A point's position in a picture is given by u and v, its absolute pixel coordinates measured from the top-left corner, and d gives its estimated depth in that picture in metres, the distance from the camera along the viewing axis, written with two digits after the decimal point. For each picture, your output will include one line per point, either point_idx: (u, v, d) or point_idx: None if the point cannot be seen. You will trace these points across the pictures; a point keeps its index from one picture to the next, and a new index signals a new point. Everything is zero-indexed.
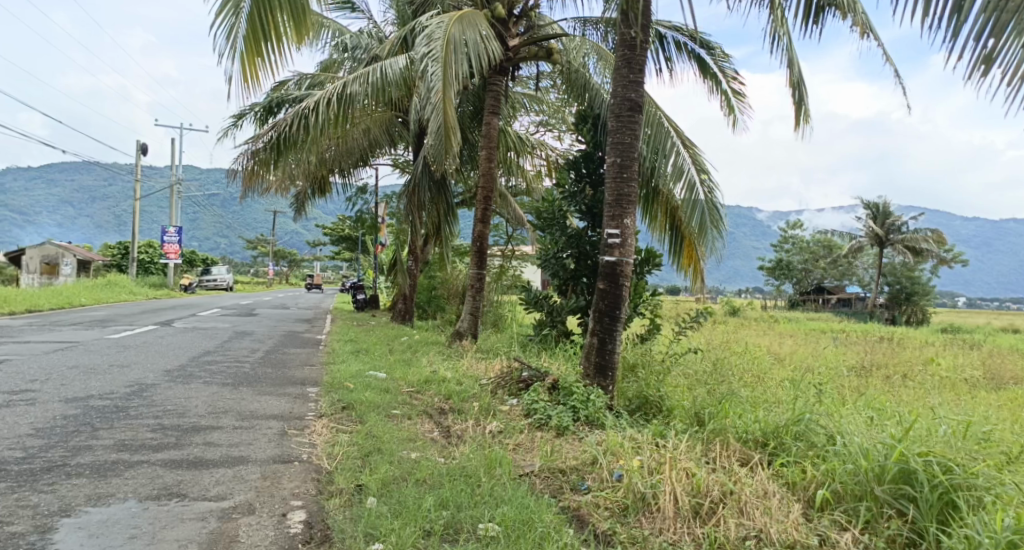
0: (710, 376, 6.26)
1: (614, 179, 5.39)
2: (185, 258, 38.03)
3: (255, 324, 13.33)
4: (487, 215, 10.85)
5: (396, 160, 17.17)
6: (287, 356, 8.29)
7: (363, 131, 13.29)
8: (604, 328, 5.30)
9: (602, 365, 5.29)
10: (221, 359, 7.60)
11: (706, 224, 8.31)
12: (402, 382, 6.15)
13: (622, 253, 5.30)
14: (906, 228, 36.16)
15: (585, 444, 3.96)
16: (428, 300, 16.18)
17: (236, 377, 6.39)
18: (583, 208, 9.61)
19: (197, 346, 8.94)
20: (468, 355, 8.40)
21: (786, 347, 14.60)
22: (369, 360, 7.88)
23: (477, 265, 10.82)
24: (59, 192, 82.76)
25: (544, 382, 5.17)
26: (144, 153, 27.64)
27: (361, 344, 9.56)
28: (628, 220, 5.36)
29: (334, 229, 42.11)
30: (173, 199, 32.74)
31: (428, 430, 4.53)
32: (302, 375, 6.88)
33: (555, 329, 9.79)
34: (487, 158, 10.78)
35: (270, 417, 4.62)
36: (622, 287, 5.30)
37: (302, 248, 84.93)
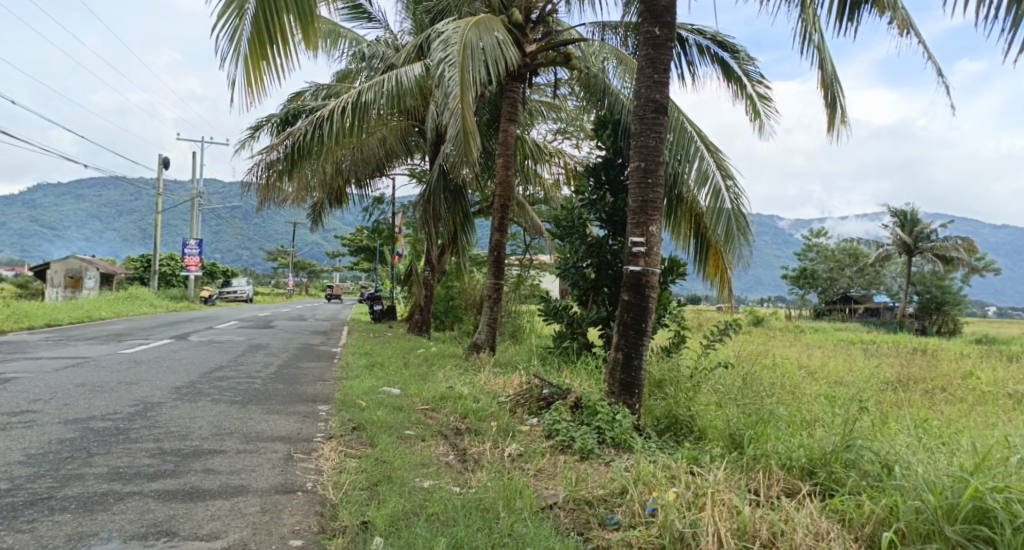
0: (742, 392, 5.93)
1: (637, 184, 5.08)
2: (207, 270, 38.31)
3: (271, 336, 13.19)
4: (505, 224, 10.59)
5: (414, 170, 17.02)
6: (301, 371, 8.09)
7: (379, 140, 13.10)
8: (629, 342, 4.99)
9: (627, 381, 4.97)
10: (232, 375, 7.43)
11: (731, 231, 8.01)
12: (416, 399, 5.90)
13: (648, 262, 4.98)
14: (934, 236, 35.34)
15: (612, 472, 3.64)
16: (447, 311, 15.93)
17: (245, 395, 6.21)
18: (603, 215, 9.36)
19: (210, 360, 8.79)
20: (486, 369, 8.12)
21: (816, 359, 14.14)
22: (384, 374, 7.65)
23: (495, 275, 10.53)
24: (86, 206, 84.12)
25: (566, 400, 4.86)
26: (165, 166, 27.88)
27: (377, 358, 9.33)
28: (654, 228, 5.05)
29: (354, 241, 42.20)
30: (195, 212, 33.00)
31: (442, 453, 4.26)
32: (313, 391, 6.67)
33: (576, 341, 9.46)
34: (505, 166, 10.53)
35: (275, 439, 4.41)
36: (648, 299, 4.98)
37: (323, 259, 85.42)
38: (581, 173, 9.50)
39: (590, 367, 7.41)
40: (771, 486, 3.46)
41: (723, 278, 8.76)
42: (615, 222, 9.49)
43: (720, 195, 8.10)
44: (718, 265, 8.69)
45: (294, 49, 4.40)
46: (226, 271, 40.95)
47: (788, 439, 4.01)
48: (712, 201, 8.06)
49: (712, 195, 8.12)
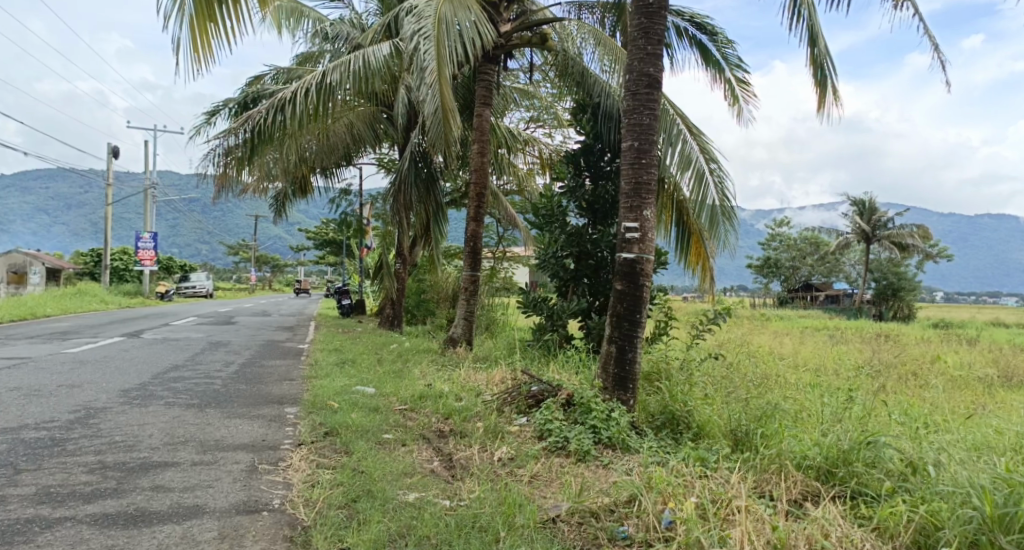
0: (736, 384, 5.67)
1: (629, 165, 4.73)
2: (164, 265, 37.15)
3: (232, 333, 12.61)
4: (480, 213, 10.22)
5: (381, 160, 16.54)
6: (266, 370, 7.62)
7: (345, 127, 12.58)
8: (623, 334, 4.66)
9: (622, 376, 4.65)
10: (189, 376, 6.92)
11: (716, 216, 7.71)
12: (393, 399, 5.51)
13: (643, 249, 4.66)
14: (893, 224, 36.00)
15: (617, 477, 3.30)
16: (418, 304, 15.50)
17: (202, 397, 5.75)
18: (583, 203, 9.17)
19: (167, 360, 8.24)
20: (464, 365, 7.75)
21: (789, 346, 14.10)
22: (356, 371, 7.24)
23: (471, 266, 10.16)
24: (35, 200, 81.17)
25: (557, 397, 4.51)
26: (117, 157, 26.84)
27: (347, 354, 8.89)
28: (648, 212, 4.71)
29: (317, 234, 41.39)
30: (149, 205, 31.88)
31: (426, 459, 3.89)
32: (279, 391, 6.24)
33: (556, 334, 9.12)
34: (478, 152, 10.14)
35: (236, 447, 3.99)
36: (642, 287, 4.65)
37: (285, 253, 83.87)
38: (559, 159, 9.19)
39: (575, 361, 7.08)
40: (792, 493, 3.10)
41: (705, 267, 8.57)
42: (594, 209, 9.18)
43: (704, 179, 7.85)
44: (700, 252, 8.51)
45: (243, 9, 4.12)
46: (184, 266, 39.76)
47: (801, 437, 3.69)
48: (695, 186, 7.81)
49: (696, 179, 7.87)
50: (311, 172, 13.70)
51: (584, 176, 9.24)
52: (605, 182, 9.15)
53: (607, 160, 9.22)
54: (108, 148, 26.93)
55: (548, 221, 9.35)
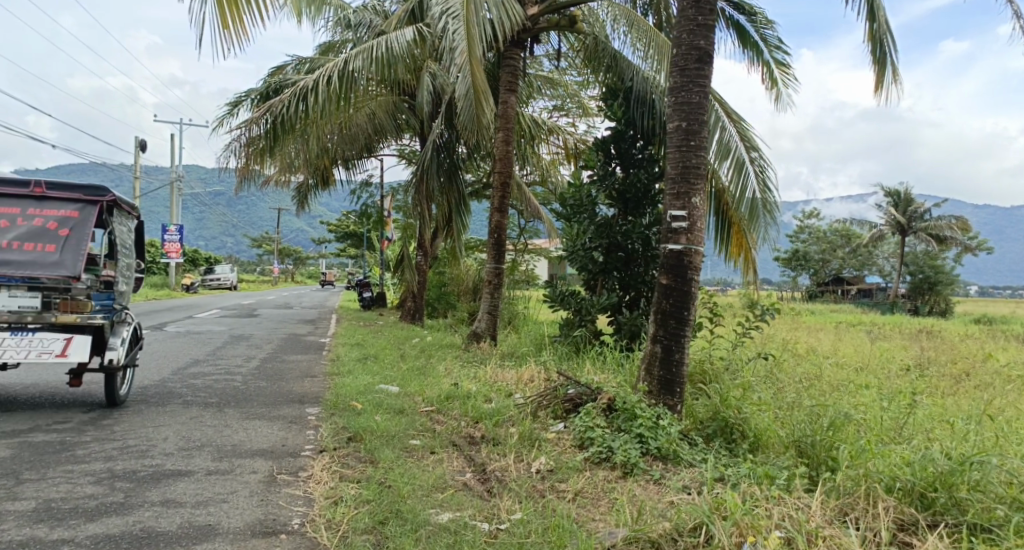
0: (785, 388, 5.28)
1: (676, 148, 4.34)
2: (189, 257, 37.33)
3: (254, 326, 12.41)
4: (506, 204, 9.87)
5: (403, 151, 16.26)
6: (288, 366, 7.37)
7: (368, 115, 12.29)
8: (668, 333, 4.29)
9: (667, 379, 4.28)
10: (209, 372, 6.69)
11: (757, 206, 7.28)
12: (419, 401, 5.21)
13: (691, 240, 4.28)
14: (927, 215, 35.04)
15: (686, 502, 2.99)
16: (440, 298, 15.21)
17: (222, 396, 5.49)
18: (614, 192, 8.75)
19: (188, 354, 8.02)
20: (491, 363, 7.44)
21: (824, 343, 13.61)
22: (380, 368, 6.97)
23: (495, 259, 9.80)
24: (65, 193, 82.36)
25: (596, 402, 4.15)
26: (142, 149, 26.90)
27: (371, 350, 8.61)
28: (697, 199, 4.33)
29: (340, 226, 41.35)
30: (174, 197, 31.97)
31: (457, 469, 3.58)
32: (301, 389, 5.97)
33: (584, 329, 8.71)
34: (504, 140, 9.79)
35: (254, 453, 3.70)
36: (690, 282, 4.27)
37: (308, 246, 84.24)
38: (589, 147, 8.83)
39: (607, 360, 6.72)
40: (886, 523, 2.78)
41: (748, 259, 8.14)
42: (626, 199, 8.78)
43: (745, 169, 7.44)
44: (742, 244, 8.09)
45: None
46: (209, 259, 39.95)
47: (891, 458, 3.41)
48: (735, 176, 7.40)
49: (736, 168, 7.45)
50: (333, 162, 13.44)
51: (616, 164, 8.85)
52: (638, 170, 8.73)
53: (640, 148, 8.82)
54: (134, 140, 27.00)
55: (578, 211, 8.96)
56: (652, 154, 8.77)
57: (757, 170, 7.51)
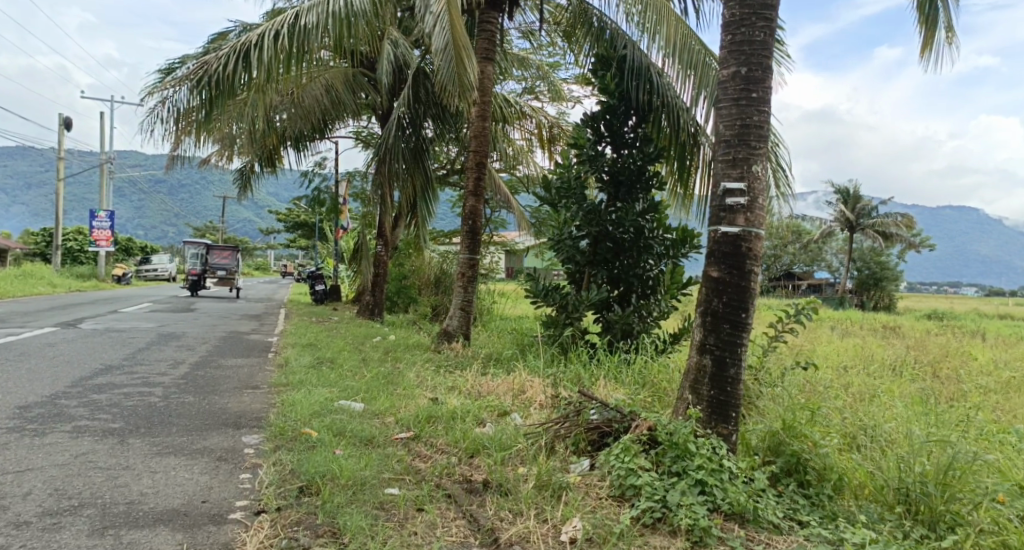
0: (835, 403, 4.37)
1: (733, 100, 3.30)
2: (121, 246, 35.04)
3: (187, 322, 11.05)
4: (481, 187, 8.83)
5: (358, 134, 15.04)
6: (224, 373, 6.18)
7: (321, 89, 11.03)
8: (721, 345, 3.25)
9: (719, 402, 3.25)
10: (123, 383, 5.45)
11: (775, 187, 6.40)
12: (391, 427, 4.13)
13: (751, 219, 3.24)
14: (878, 212, 35.34)
15: None
16: (398, 292, 13.86)
17: (133, 417, 4.31)
18: (605, 174, 7.83)
19: (102, 359, 6.73)
20: (468, 372, 6.40)
21: (806, 340, 12.96)
22: (338, 376, 5.85)
23: (469, 248, 8.77)
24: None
25: (633, 432, 3.13)
26: (68, 128, 24.82)
27: (325, 351, 7.45)
28: (758, 167, 3.28)
29: (287, 216, 39.68)
30: (106, 182, 29.84)
31: (456, 539, 2.54)
32: (238, 406, 4.81)
33: (571, 329, 7.75)
34: (479, 116, 8.79)
35: (155, 519, 2.61)
36: (750, 273, 3.23)
37: (253, 236, 81.41)
38: (575, 123, 7.84)
39: (607, 372, 5.74)
40: None
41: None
42: (617, 182, 7.83)
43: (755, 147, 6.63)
44: None
45: None
46: (145, 249, 37.70)
47: None
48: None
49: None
50: (282, 141, 12.13)
51: (605, 142, 7.87)
52: (631, 149, 7.79)
53: (631, 125, 7.86)
54: (59, 119, 24.93)
55: (564, 195, 8.01)
56: (645, 134, 7.81)
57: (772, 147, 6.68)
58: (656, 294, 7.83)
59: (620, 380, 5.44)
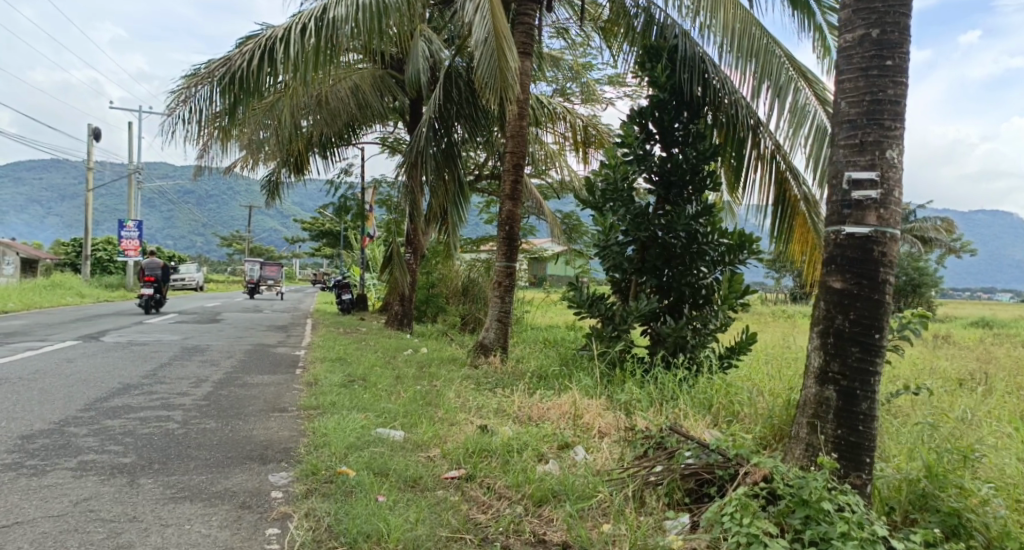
0: (950, 433, 3.78)
1: (861, 70, 2.75)
2: (150, 256, 35.12)
3: (212, 334, 10.65)
4: (518, 190, 8.29)
5: (384, 139, 14.58)
6: (249, 393, 5.68)
7: (348, 89, 10.58)
8: (849, 373, 2.68)
9: (850, 443, 2.69)
10: (139, 405, 4.96)
11: None
12: (439, 463, 3.58)
13: (888, 217, 2.66)
14: (916, 216, 34.23)
15: None
16: (426, 302, 13.30)
17: (147, 448, 3.83)
18: (655, 174, 7.26)
19: (120, 377, 6.28)
20: (513, 392, 5.83)
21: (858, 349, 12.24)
22: (373, 397, 5.32)
23: (506, 255, 8.23)
24: (28, 191, 79.31)
25: (746, 482, 2.60)
26: (97, 139, 24.81)
27: (356, 367, 6.93)
28: (892, 153, 2.71)
29: (313, 225, 39.62)
30: (135, 192, 29.89)
31: None
32: (264, 434, 4.31)
33: (619, 342, 7.15)
34: (517, 115, 8.26)
35: None
36: (885, 282, 2.66)
37: (279, 245, 81.89)
38: (623, 120, 7.25)
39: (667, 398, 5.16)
40: None
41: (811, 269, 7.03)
42: (669, 183, 7.24)
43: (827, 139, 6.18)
44: (807, 242, 6.95)
45: None
46: (173, 258, 37.82)
47: None
48: (814, 146, 6.13)
49: (815, 138, 6.18)
50: (308, 146, 11.71)
51: (654, 141, 7.30)
52: (685, 148, 7.17)
53: (684, 121, 7.25)
54: (89, 129, 24.94)
55: (610, 198, 7.42)
56: (698, 130, 7.18)
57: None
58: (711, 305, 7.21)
59: (687, 409, 4.82)
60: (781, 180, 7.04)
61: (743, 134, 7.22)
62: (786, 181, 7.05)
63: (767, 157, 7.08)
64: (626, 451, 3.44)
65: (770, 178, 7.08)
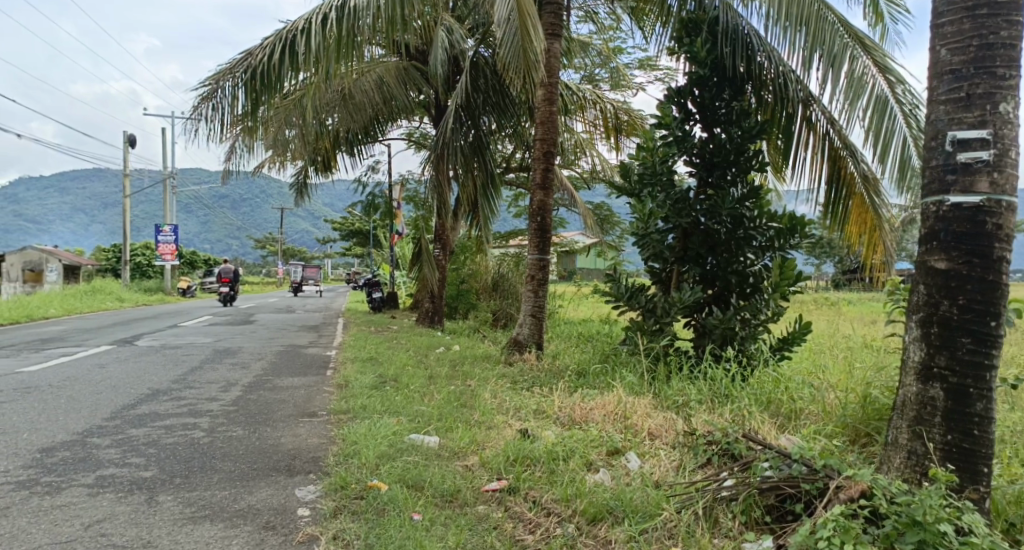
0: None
1: (968, 14, 2.76)
2: (186, 259, 35.54)
3: (244, 336, 10.54)
4: (549, 179, 7.98)
5: (412, 134, 14.38)
6: (278, 398, 5.47)
7: (373, 83, 10.34)
8: (958, 370, 2.68)
9: (962, 450, 2.70)
10: (165, 413, 4.77)
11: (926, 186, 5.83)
12: (479, 474, 3.29)
13: (996, 181, 2.67)
14: None
15: None
16: (457, 296, 13.08)
17: (169, 459, 3.63)
18: (695, 156, 6.94)
19: (149, 381, 6.14)
20: (553, 391, 5.56)
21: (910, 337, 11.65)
22: (406, 399, 5.06)
23: (539, 247, 7.90)
24: (69, 198, 81.23)
25: (841, 498, 2.48)
26: (131, 144, 25.07)
27: (388, 367, 6.72)
28: (1003, 105, 2.71)
29: (344, 225, 39.72)
30: (169, 196, 30.21)
31: None
32: (293, 441, 4.09)
33: (662, 335, 6.80)
34: (546, 100, 7.92)
35: None
36: (996, 273, 2.65)
37: (312, 245, 82.59)
38: (660, 100, 6.91)
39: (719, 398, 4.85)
40: None
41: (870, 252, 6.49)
42: (712, 164, 6.92)
43: (887, 109, 5.77)
44: (865, 223, 6.45)
45: None
46: (209, 261, 38.23)
47: None
48: (874, 117, 5.72)
49: (875, 108, 5.78)
50: (335, 142, 11.52)
51: (694, 121, 6.98)
52: (725, 128, 6.86)
53: (726, 99, 6.91)
54: (124, 135, 25.22)
55: (648, 182, 7.08)
56: (741, 107, 6.83)
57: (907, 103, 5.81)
58: (759, 293, 6.79)
59: (743, 412, 4.46)
60: (835, 157, 6.59)
61: (786, 112, 6.80)
62: (841, 158, 6.60)
63: (820, 134, 6.62)
64: (688, 464, 3.21)
65: (823, 155, 6.64)
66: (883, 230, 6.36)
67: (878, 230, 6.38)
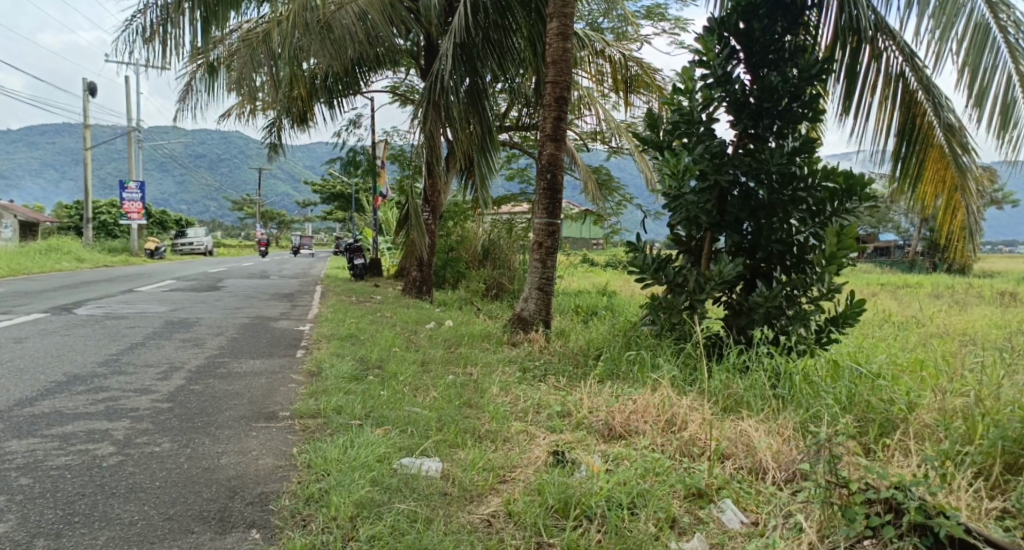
0: None
1: None
2: (157, 219, 33.91)
3: (205, 304, 9.34)
4: (562, 130, 6.78)
5: (395, 87, 13.03)
6: (229, 390, 4.31)
7: (354, 16, 8.48)
8: None
9: None
10: (73, 413, 3.62)
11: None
12: (504, 538, 2.33)
13: None
14: None
15: None
16: (444, 265, 11.93)
17: (42, 496, 2.51)
18: (735, 102, 5.68)
19: (71, 364, 4.95)
20: (575, 389, 4.48)
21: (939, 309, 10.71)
22: (393, 398, 3.93)
23: (549, 211, 6.71)
24: (39, 155, 78.49)
25: None
26: (94, 95, 23.34)
27: (370, 348, 5.60)
28: None
29: (324, 187, 38.21)
30: (137, 153, 28.54)
31: None
32: (238, 461, 2.98)
33: (695, 316, 5.64)
34: (559, 34, 6.65)
35: None
36: None
37: (291, 208, 80.66)
38: (701, 32, 5.69)
39: (811, 410, 3.81)
40: None
41: (947, 217, 5.26)
42: (760, 112, 5.63)
43: (989, 40, 4.64)
44: (943, 181, 5.26)
45: None
46: (181, 222, 36.60)
47: None
48: (969, 52, 4.65)
49: (973, 40, 4.64)
50: (310, 90, 10.16)
51: (738, 60, 5.70)
52: (776, 70, 5.57)
53: (780, 32, 5.62)
54: (85, 85, 23.51)
55: (682, 132, 5.84)
56: (797, 43, 5.57)
57: (1010, 27, 4.65)
58: (810, 267, 5.51)
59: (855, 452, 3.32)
60: (909, 101, 5.45)
61: (849, 51, 5.71)
62: (918, 104, 5.44)
63: (890, 78, 5.51)
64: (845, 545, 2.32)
65: (894, 101, 5.51)
66: (966, 190, 5.15)
67: (960, 190, 5.18)
